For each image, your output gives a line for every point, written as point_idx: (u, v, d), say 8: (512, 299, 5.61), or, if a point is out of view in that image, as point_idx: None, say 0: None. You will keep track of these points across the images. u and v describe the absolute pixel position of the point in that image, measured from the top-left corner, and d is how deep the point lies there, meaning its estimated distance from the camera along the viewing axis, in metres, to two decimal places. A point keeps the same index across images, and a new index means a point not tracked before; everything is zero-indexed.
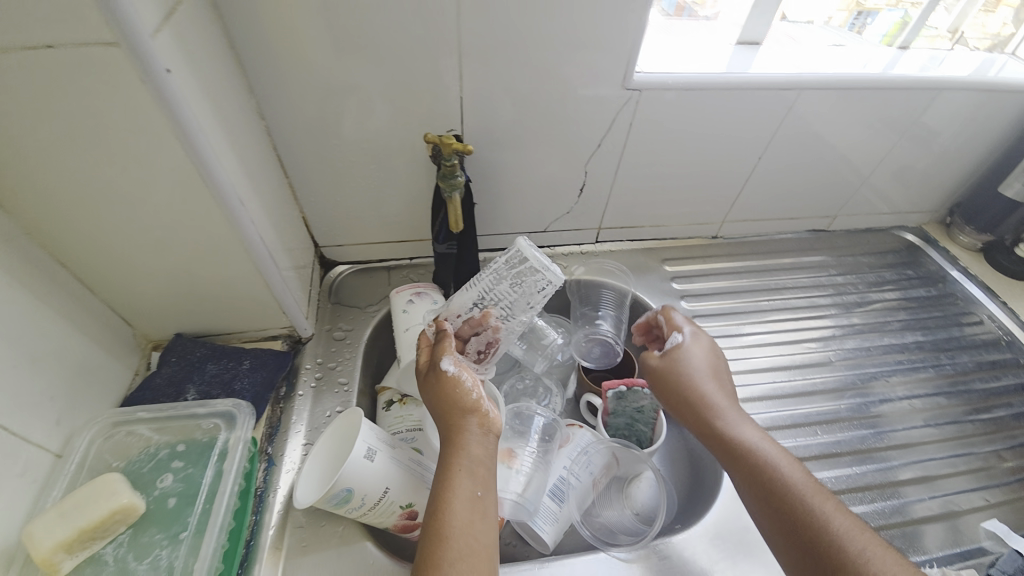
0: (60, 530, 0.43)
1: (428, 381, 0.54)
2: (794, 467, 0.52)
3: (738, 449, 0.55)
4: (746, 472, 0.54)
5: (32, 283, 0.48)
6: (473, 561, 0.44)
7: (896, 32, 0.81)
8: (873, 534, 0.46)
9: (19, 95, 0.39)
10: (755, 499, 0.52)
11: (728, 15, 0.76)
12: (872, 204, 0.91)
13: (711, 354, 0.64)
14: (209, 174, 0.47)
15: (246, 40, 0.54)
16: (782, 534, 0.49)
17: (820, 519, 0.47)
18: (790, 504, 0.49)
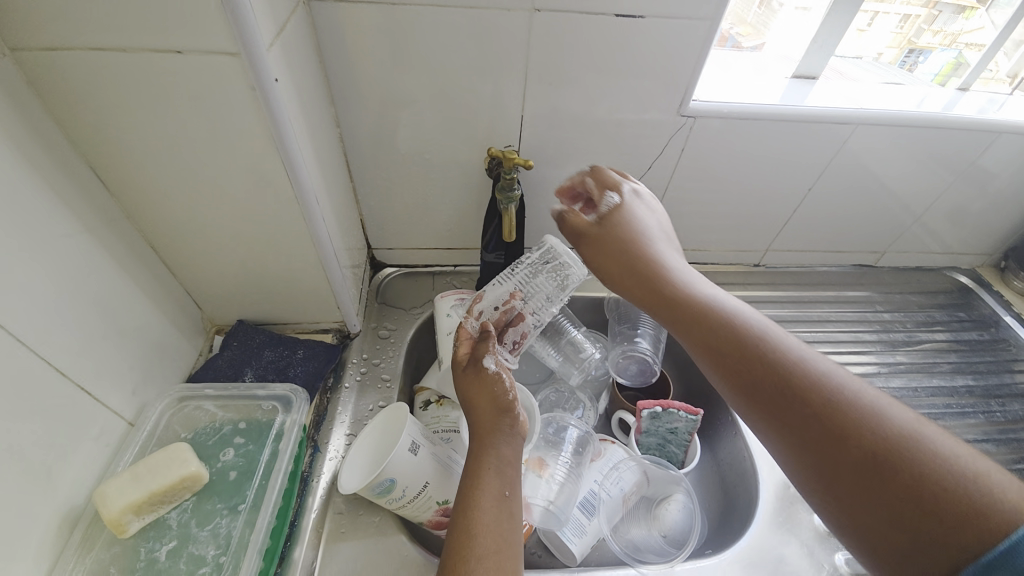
0: (133, 492, 0.46)
1: (467, 380, 0.56)
2: (757, 324, 0.48)
3: (701, 310, 0.51)
4: (716, 340, 0.48)
5: (126, 263, 0.53)
6: (502, 559, 0.44)
7: (949, 73, 0.81)
8: (850, 375, 0.43)
9: (144, 93, 0.43)
10: (723, 365, 0.47)
11: (774, 47, 0.78)
12: (923, 242, 0.89)
13: (654, 215, 0.62)
14: (294, 173, 0.51)
15: (333, 55, 0.59)
16: (766, 399, 0.44)
17: (803, 373, 0.43)
18: (771, 364, 0.45)
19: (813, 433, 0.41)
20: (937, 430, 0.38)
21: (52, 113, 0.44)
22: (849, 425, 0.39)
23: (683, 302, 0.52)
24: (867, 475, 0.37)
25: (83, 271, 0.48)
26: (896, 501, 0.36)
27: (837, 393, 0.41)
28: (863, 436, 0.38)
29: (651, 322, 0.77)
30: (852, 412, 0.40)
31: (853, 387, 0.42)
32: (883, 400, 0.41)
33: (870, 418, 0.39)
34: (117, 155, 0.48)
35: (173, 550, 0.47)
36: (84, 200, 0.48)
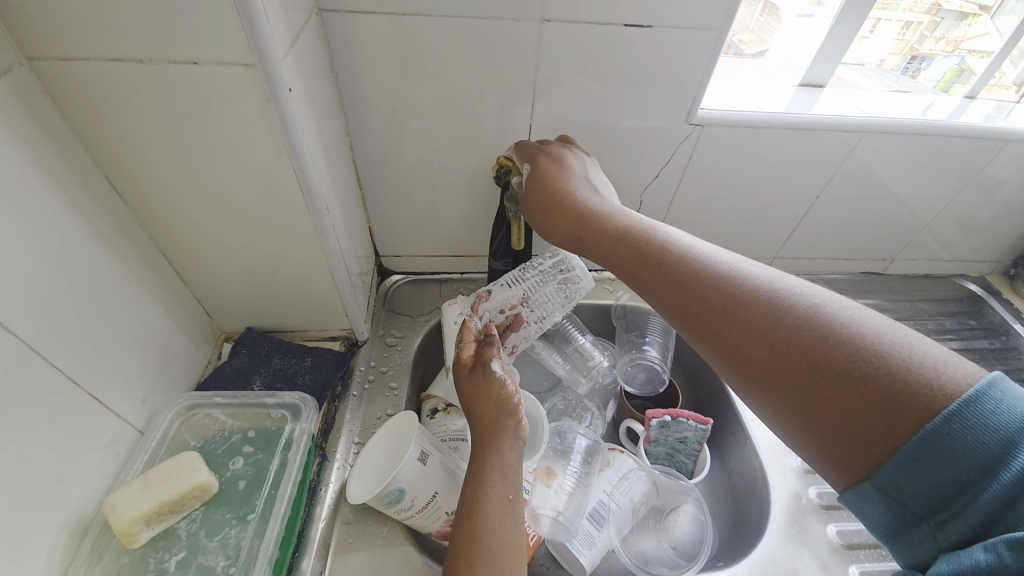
0: (143, 502, 0.46)
1: (472, 383, 0.56)
2: (689, 245, 0.47)
3: (634, 240, 0.49)
4: (651, 269, 0.47)
5: (138, 271, 0.53)
6: (508, 561, 0.43)
7: (952, 79, 0.82)
8: (784, 278, 0.41)
9: (160, 104, 0.44)
10: (653, 294, 0.46)
11: (776, 53, 0.78)
12: (932, 250, 0.89)
13: (585, 156, 0.61)
14: (306, 182, 0.51)
15: (344, 65, 0.59)
16: (703, 321, 0.42)
17: (734, 286, 0.41)
18: (703, 285, 0.43)
19: (751, 346, 0.39)
20: (870, 316, 0.36)
21: (68, 123, 0.45)
22: (773, 327, 0.38)
23: (615, 234, 0.51)
24: (803, 377, 0.36)
25: (96, 280, 0.48)
26: (833, 400, 0.34)
27: (768, 299, 0.39)
28: (795, 339, 0.37)
29: (659, 330, 0.78)
30: (774, 316, 0.38)
31: (785, 289, 0.40)
32: (815, 295, 0.39)
33: (800, 318, 0.37)
34: (131, 165, 0.48)
35: (183, 560, 0.47)
36: (98, 209, 0.48)
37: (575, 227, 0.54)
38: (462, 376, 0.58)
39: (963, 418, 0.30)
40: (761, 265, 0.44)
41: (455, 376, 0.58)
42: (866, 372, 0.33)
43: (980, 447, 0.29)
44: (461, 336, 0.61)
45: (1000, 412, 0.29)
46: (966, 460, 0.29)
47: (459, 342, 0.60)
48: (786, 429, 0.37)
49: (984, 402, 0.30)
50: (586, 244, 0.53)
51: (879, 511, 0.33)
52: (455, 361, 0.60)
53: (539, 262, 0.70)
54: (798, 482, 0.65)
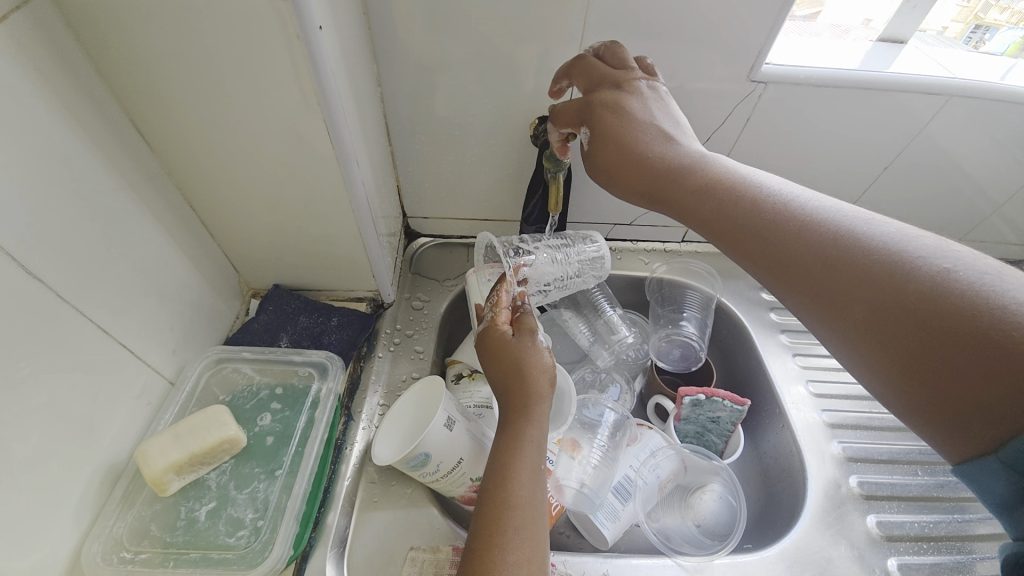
0: (174, 452, 0.46)
1: (510, 347, 0.53)
2: (792, 197, 0.43)
3: (721, 197, 0.45)
4: (741, 225, 0.44)
5: (165, 221, 0.52)
6: (537, 528, 0.43)
7: (1016, 52, 0.71)
8: (910, 235, 0.37)
9: (183, 41, 0.41)
10: (743, 252, 0.44)
11: (829, 15, 0.69)
12: (1002, 233, 0.81)
13: (649, 87, 0.52)
14: (336, 133, 0.48)
15: (376, 7, 0.55)
16: (804, 286, 0.39)
17: (844, 244, 0.38)
18: (807, 243, 0.39)
19: (860, 311, 0.36)
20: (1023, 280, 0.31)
21: (92, 60, 0.42)
22: (889, 290, 0.34)
23: (697, 188, 0.46)
24: (920, 345, 0.33)
25: (124, 229, 0.47)
26: (956, 371, 0.31)
27: (887, 259, 0.35)
28: (916, 302, 0.33)
29: (698, 306, 0.75)
30: (894, 278, 0.34)
31: (909, 248, 0.35)
32: (949, 257, 0.34)
33: (925, 281, 0.33)
34: (157, 108, 0.46)
35: (212, 511, 0.48)
36: (124, 155, 0.47)
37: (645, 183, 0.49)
38: (499, 341, 0.54)
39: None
40: (880, 220, 0.39)
41: (490, 341, 0.55)
42: (1002, 338, 0.29)
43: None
44: (498, 301, 0.58)
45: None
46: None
47: (493, 308, 0.58)
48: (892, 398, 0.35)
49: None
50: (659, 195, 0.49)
51: (995, 486, 0.29)
52: (490, 327, 0.56)
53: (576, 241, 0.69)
54: (837, 470, 0.62)
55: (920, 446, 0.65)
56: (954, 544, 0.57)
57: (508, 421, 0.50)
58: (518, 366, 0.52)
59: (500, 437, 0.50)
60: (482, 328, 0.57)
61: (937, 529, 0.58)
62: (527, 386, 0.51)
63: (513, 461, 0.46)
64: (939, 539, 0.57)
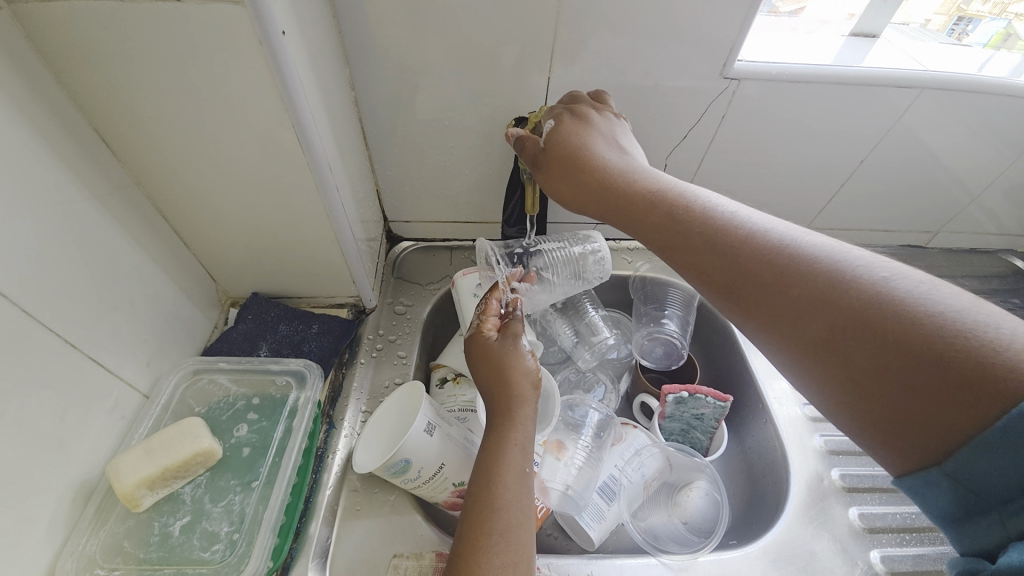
0: (146, 466, 0.46)
1: (495, 352, 0.54)
2: (735, 213, 0.43)
3: (672, 211, 0.46)
4: (692, 242, 0.44)
5: (136, 232, 0.51)
6: (522, 531, 0.43)
7: (999, 43, 0.72)
8: (844, 249, 0.38)
9: (143, 48, 0.40)
10: (689, 267, 0.44)
11: (812, 10, 0.69)
12: (980, 223, 0.82)
13: (615, 118, 0.56)
14: (306, 138, 0.48)
15: (346, 10, 0.54)
16: (750, 300, 0.40)
17: (789, 260, 0.38)
18: (753, 260, 0.40)
19: (804, 325, 0.36)
20: (951, 291, 0.33)
21: (52, 71, 0.42)
22: (828, 302, 0.35)
23: (649, 203, 0.47)
24: (861, 357, 0.33)
25: (94, 242, 0.47)
26: (895, 382, 0.32)
27: (828, 273, 0.36)
28: (857, 316, 0.34)
29: (680, 304, 0.75)
30: (832, 290, 0.35)
31: (846, 261, 0.36)
32: (884, 268, 0.35)
33: (865, 294, 0.34)
34: (120, 118, 0.45)
35: (186, 525, 0.47)
36: (89, 166, 0.46)
37: (601, 192, 0.50)
38: (484, 347, 0.54)
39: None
40: (819, 236, 0.40)
41: (478, 348, 0.55)
42: (939, 349, 0.30)
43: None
44: (485, 308, 0.58)
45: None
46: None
47: (481, 315, 0.58)
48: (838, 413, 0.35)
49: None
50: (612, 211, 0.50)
51: (941, 497, 0.30)
52: (476, 334, 0.56)
53: (579, 245, 0.69)
54: (819, 464, 0.62)
55: None
56: (936, 533, 0.57)
57: (493, 425, 0.50)
58: (503, 370, 0.52)
59: (486, 440, 0.49)
60: (469, 335, 0.57)
61: (919, 520, 0.58)
62: (512, 388, 0.51)
63: (497, 462, 0.46)
64: (922, 529, 0.57)
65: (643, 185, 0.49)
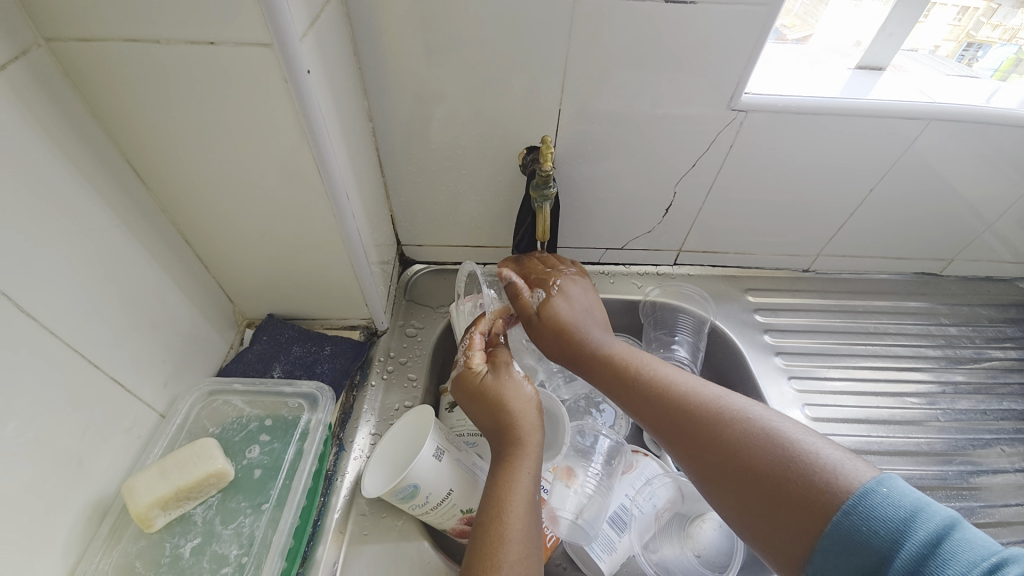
0: (160, 487, 0.46)
1: (490, 385, 0.54)
2: (656, 367, 0.55)
3: (613, 359, 0.57)
4: (632, 392, 0.54)
5: (160, 256, 0.53)
6: (530, 564, 0.43)
7: (1009, 68, 0.73)
8: (733, 398, 0.50)
9: (175, 85, 0.43)
10: (630, 406, 0.54)
11: (819, 38, 0.72)
12: (997, 251, 0.81)
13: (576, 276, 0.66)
14: (326, 168, 0.50)
15: (366, 46, 0.57)
16: (672, 436, 0.50)
17: (703, 411, 0.49)
18: (674, 409, 0.51)
19: (708, 459, 0.47)
20: (802, 432, 0.45)
21: (91, 106, 0.44)
22: (722, 443, 0.46)
23: (598, 349, 0.59)
24: (749, 482, 0.44)
25: (120, 265, 0.49)
26: (770, 503, 0.42)
27: (732, 424, 0.47)
28: (742, 456, 0.45)
29: (690, 331, 0.78)
30: (725, 433, 0.47)
31: (732, 409, 0.48)
32: (760, 415, 0.47)
33: (744, 439, 0.46)
34: (150, 149, 0.48)
35: (197, 547, 0.47)
36: (120, 195, 0.48)
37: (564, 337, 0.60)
38: (477, 384, 0.54)
39: (858, 511, 0.37)
40: (717, 387, 0.52)
41: (473, 386, 0.55)
42: (797, 480, 0.41)
43: (878, 534, 0.36)
44: (469, 344, 0.58)
45: (887, 503, 0.37)
46: (873, 546, 0.36)
47: (466, 352, 0.58)
48: (748, 533, 0.44)
49: (875, 496, 0.37)
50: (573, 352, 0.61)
51: None
52: (465, 372, 0.56)
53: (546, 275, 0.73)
54: None
55: (921, 472, 0.68)
56: None
57: (502, 448, 0.50)
58: (504, 401, 0.52)
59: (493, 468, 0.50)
60: (458, 373, 0.57)
61: None
62: (516, 416, 0.51)
63: (508, 484, 0.47)
64: None
65: (594, 339, 0.60)
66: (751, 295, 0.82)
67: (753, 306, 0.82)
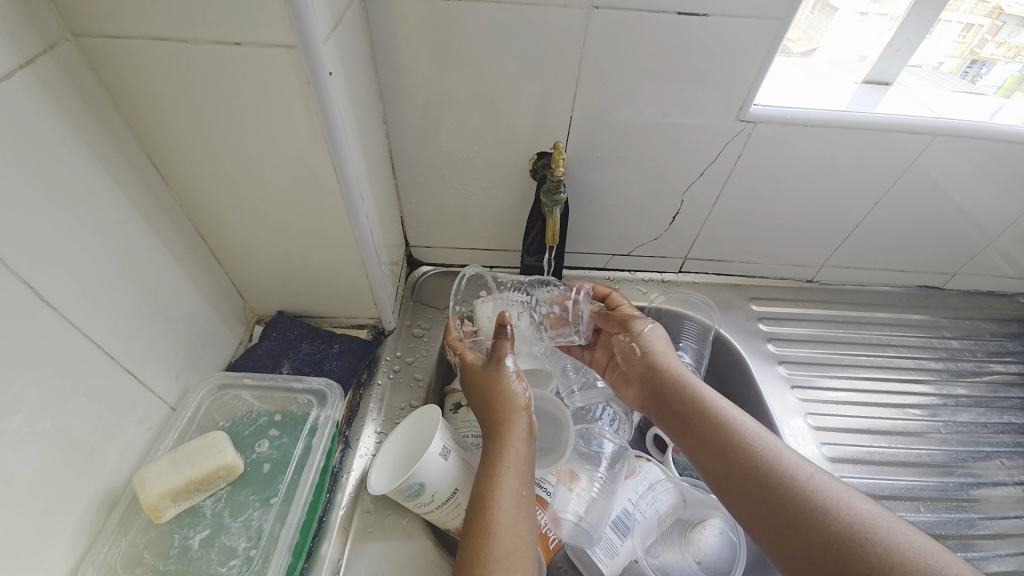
0: (171, 478, 0.47)
1: (485, 376, 0.56)
2: (752, 429, 0.53)
3: (703, 414, 0.55)
4: (722, 455, 0.52)
5: (175, 251, 0.54)
6: (523, 558, 0.43)
7: (1013, 86, 0.74)
8: (835, 481, 0.47)
9: (199, 84, 0.44)
10: (713, 464, 0.52)
11: (825, 52, 0.73)
12: (1000, 267, 0.82)
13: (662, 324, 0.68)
14: (342, 168, 0.51)
15: (382, 49, 0.58)
16: (760, 505, 0.47)
17: (808, 492, 0.46)
18: (773, 483, 0.48)
19: (800, 537, 0.44)
20: (914, 535, 0.41)
21: (116, 101, 0.45)
22: (821, 525, 0.43)
23: (686, 401, 0.57)
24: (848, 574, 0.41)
25: (137, 258, 0.49)
26: None
27: (842, 512, 0.44)
28: (843, 546, 0.42)
29: (695, 337, 0.79)
30: (824, 516, 0.44)
31: (834, 493, 0.45)
32: (866, 508, 0.44)
33: (848, 528, 0.42)
34: (172, 146, 0.49)
35: (205, 539, 0.48)
36: (139, 188, 0.49)
37: (656, 382, 0.61)
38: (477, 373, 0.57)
39: None
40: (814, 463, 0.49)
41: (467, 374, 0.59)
42: None
43: None
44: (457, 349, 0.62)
45: None
46: None
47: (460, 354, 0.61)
48: None
49: None
50: (662, 401, 0.60)
51: None
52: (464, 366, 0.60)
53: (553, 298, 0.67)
54: None
55: (922, 483, 0.68)
56: None
57: (490, 433, 0.53)
58: (492, 395, 0.55)
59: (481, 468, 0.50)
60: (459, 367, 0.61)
61: None
62: (504, 409, 0.53)
63: (495, 481, 0.48)
64: None
65: (683, 389, 0.58)
66: (755, 304, 0.83)
67: (757, 315, 0.82)
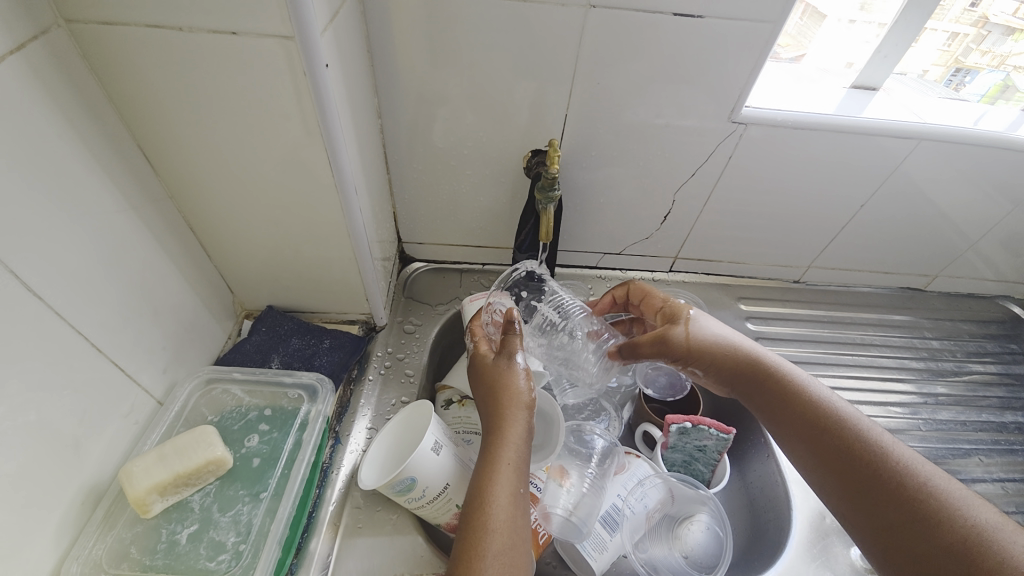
0: (159, 472, 0.46)
1: (493, 370, 0.55)
2: (851, 426, 0.51)
3: (797, 410, 0.54)
4: (821, 458, 0.51)
5: (164, 242, 0.53)
6: (518, 552, 0.44)
7: (996, 94, 0.76)
8: (944, 481, 0.46)
9: (194, 72, 0.43)
10: (813, 461, 0.52)
11: (813, 58, 0.74)
12: (979, 270, 0.84)
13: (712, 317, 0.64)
14: (337, 161, 0.50)
15: (378, 43, 0.58)
16: (865, 506, 0.47)
17: (916, 495, 0.45)
18: (881, 486, 0.47)
19: (909, 540, 0.44)
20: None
21: (106, 88, 0.44)
22: (933, 530, 0.43)
23: (775, 398, 0.56)
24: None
25: (126, 249, 0.48)
26: None
27: (958, 521, 0.43)
28: (956, 551, 0.41)
29: None
30: (938, 522, 0.43)
31: (944, 496, 0.44)
32: (980, 512, 0.43)
33: (961, 534, 0.42)
34: (163, 135, 0.48)
35: (194, 534, 0.47)
36: (128, 178, 0.48)
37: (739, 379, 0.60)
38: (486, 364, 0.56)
39: None
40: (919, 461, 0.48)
41: (474, 361, 0.58)
42: None
43: None
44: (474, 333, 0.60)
45: None
46: None
47: (475, 339, 0.59)
48: None
49: None
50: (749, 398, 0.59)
51: None
52: (476, 354, 0.58)
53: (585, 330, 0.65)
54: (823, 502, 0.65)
55: None
56: None
57: (490, 424, 0.52)
58: (497, 388, 0.53)
59: (479, 461, 0.50)
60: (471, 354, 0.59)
61: None
62: (506, 403, 0.52)
63: (491, 475, 0.47)
64: None
65: (770, 387, 0.57)
66: (743, 304, 0.85)
67: (745, 314, 0.84)
